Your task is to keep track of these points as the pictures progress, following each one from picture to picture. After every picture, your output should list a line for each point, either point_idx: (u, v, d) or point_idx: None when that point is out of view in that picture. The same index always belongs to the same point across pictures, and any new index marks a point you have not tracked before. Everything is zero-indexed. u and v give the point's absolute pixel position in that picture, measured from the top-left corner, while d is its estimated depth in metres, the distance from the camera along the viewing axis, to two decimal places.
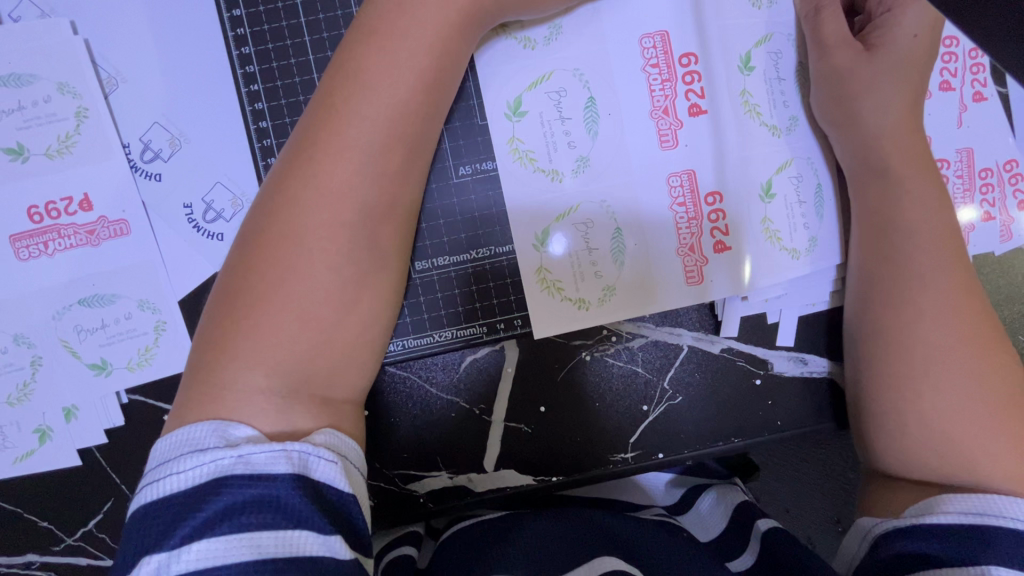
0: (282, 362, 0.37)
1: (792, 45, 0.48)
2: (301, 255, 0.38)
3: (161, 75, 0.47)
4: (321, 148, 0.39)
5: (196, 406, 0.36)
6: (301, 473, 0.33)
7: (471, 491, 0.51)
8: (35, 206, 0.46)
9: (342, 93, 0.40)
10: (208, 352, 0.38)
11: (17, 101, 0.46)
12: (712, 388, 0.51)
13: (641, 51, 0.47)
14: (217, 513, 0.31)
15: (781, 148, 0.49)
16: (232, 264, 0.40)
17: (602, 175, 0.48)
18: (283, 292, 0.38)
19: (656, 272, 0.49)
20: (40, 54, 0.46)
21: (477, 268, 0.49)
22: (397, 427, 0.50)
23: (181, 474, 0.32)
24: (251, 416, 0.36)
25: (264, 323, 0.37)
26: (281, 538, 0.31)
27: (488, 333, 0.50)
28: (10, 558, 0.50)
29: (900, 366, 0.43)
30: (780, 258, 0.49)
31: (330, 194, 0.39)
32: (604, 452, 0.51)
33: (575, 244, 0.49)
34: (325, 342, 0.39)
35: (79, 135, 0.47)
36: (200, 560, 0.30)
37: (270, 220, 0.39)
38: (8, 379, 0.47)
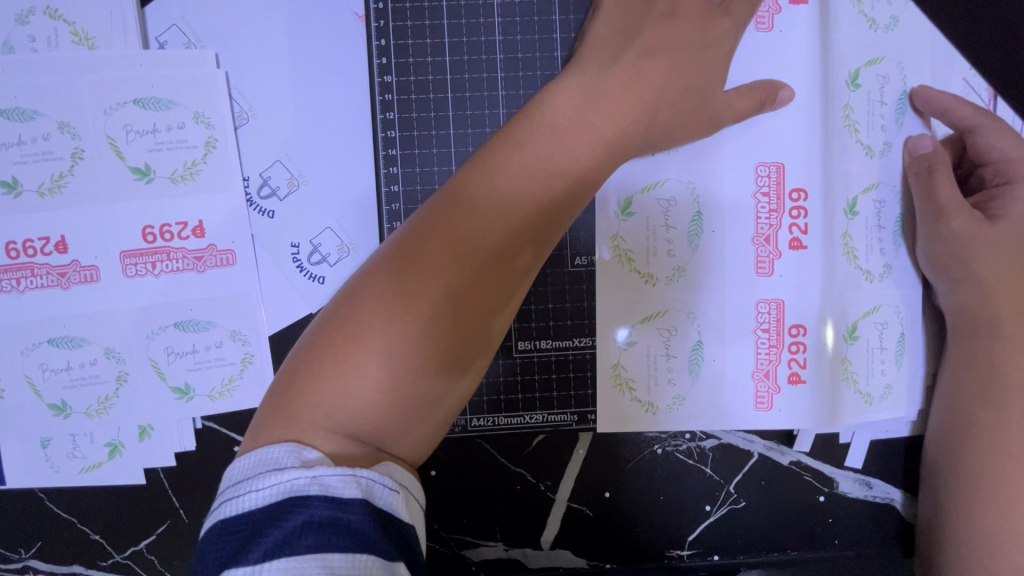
0: (357, 440, 0.35)
1: (895, 197, 0.49)
2: (389, 333, 0.35)
3: (291, 118, 0.48)
4: (445, 229, 0.38)
5: (267, 429, 0.35)
6: (368, 498, 0.32)
7: (524, 564, 0.51)
8: (150, 226, 0.47)
9: (475, 185, 0.40)
10: (285, 394, 0.36)
11: (152, 124, 0.47)
12: (775, 498, 0.52)
13: (756, 178, 0.49)
14: (292, 530, 0.29)
15: (875, 293, 0.49)
16: (328, 317, 0.38)
17: (697, 285, 0.49)
18: (370, 374, 0.35)
19: (729, 392, 0.50)
20: (182, 82, 0.47)
21: (575, 356, 0.50)
22: (461, 493, 0.50)
23: (257, 492, 0.31)
24: (321, 441, 0.34)
25: (341, 393, 0.35)
26: (350, 560, 0.29)
27: (576, 422, 0.50)
28: (54, 567, 0.49)
29: (995, 521, 0.44)
30: (853, 399, 0.50)
31: (442, 283, 0.37)
32: (661, 547, 0.51)
33: (657, 348, 0.50)
34: (390, 437, 0.36)
35: (205, 164, 0.47)
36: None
37: (372, 287, 0.37)
38: (91, 390, 0.47)
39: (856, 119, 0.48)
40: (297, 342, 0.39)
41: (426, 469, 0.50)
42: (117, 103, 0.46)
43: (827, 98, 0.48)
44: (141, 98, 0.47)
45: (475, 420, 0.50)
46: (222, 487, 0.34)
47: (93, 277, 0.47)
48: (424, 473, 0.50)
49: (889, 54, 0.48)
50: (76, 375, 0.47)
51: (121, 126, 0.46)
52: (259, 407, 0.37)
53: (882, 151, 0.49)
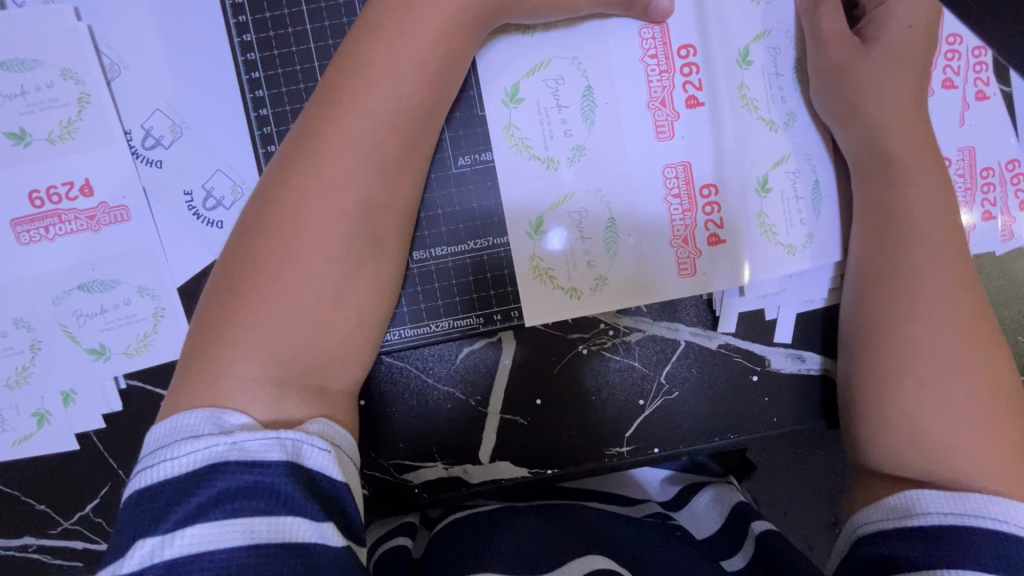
0: (270, 349, 0.35)
1: (790, 40, 0.48)
2: (291, 241, 0.36)
3: (160, 61, 0.47)
4: (324, 137, 0.38)
5: (188, 392, 0.34)
6: (295, 460, 0.32)
7: (466, 481, 0.51)
8: (36, 191, 0.47)
9: (345, 84, 0.39)
10: (207, 343, 0.35)
11: (19, 86, 0.46)
12: (708, 383, 0.51)
13: (641, 42, 0.47)
14: (209, 499, 0.29)
15: (779, 143, 0.48)
16: (231, 249, 0.38)
17: (597, 164, 0.48)
18: (284, 285, 0.36)
19: (654, 267, 0.49)
20: (43, 38, 0.46)
21: (474, 259, 0.49)
22: (393, 418, 0.50)
23: (174, 460, 0.31)
24: (247, 403, 0.34)
25: (262, 316, 0.35)
26: (273, 524, 0.29)
27: (484, 324, 0.50)
28: (7, 541, 0.50)
29: (912, 370, 0.42)
30: (775, 252, 0.49)
31: (338, 185, 0.37)
32: (600, 446, 0.52)
33: (570, 233, 0.49)
34: (316, 340, 0.37)
35: (81, 121, 0.47)
36: (192, 544, 0.28)
37: (268, 208, 0.37)
38: (7, 362, 0.48)
39: None
40: (206, 292, 0.38)
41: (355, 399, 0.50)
42: None
43: None
44: (4, 61, 0.46)
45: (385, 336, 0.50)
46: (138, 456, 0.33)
47: None
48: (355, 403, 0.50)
49: None
50: None
51: None
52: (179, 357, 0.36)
53: None
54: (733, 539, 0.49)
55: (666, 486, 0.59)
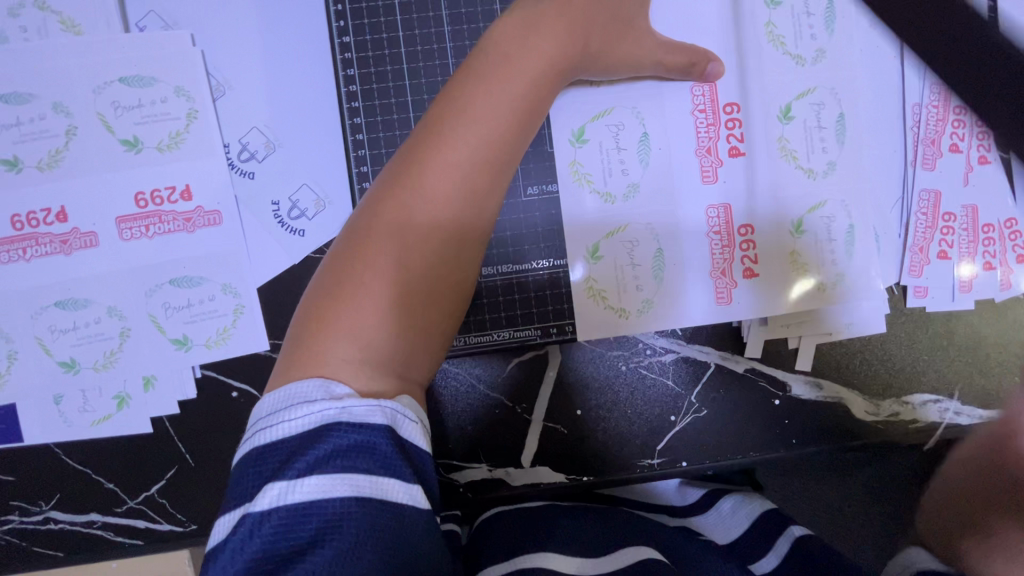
0: (365, 338, 0.39)
1: (835, 96, 0.55)
2: (394, 251, 0.41)
3: (264, 85, 0.53)
4: (425, 162, 0.43)
5: (299, 367, 0.38)
6: (393, 427, 0.36)
7: (507, 483, 0.55)
8: (141, 192, 0.52)
9: (445, 120, 0.45)
10: (311, 330, 0.40)
11: (137, 99, 0.51)
12: (734, 404, 0.56)
13: (692, 97, 0.54)
14: (324, 455, 0.33)
15: (816, 190, 0.55)
16: (337, 251, 0.43)
17: (650, 201, 0.54)
18: (381, 287, 0.40)
19: (690, 296, 0.54)
20: (163, 59, 0.52)
21: (533, 279, 0.54)
22: (449, 418, 0.55)
23: (291, 420, 0.35)
24: (348, 375, 0.37)
25: (361, 311, 0.39)
26: (377, 481, 0.33)
27: (540, 337, 0.55)
28: (73, 516, 0.53)
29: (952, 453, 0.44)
30: (807, 288, 0.55)
31: (434, 207, 0.43)
32: (633, 457, 0.56)
33: (621, 261, 0.54)
34: (399, 335, 0.41)
35: (188, 134, 0.52)
36: (311, 492, 0.32)
37: (375, 220, 0.42)
38: (97, 346, 0.52)
39: (781, 33, 0.54)
40: (309, 285, 0.43)
41: None
42: (104, 82, 0.51)
43: (744, 32, 0.54)
44: (127, 76, 0.51)
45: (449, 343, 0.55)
46: (251, 416, 0.37)
47: (92, 242, 0.51)
48: None
49: None
50: (82, 334, 0.51)
51: (110, 103, 0.51)
52: (285, 339, 0.41)
53: (813, 60, 0.54)
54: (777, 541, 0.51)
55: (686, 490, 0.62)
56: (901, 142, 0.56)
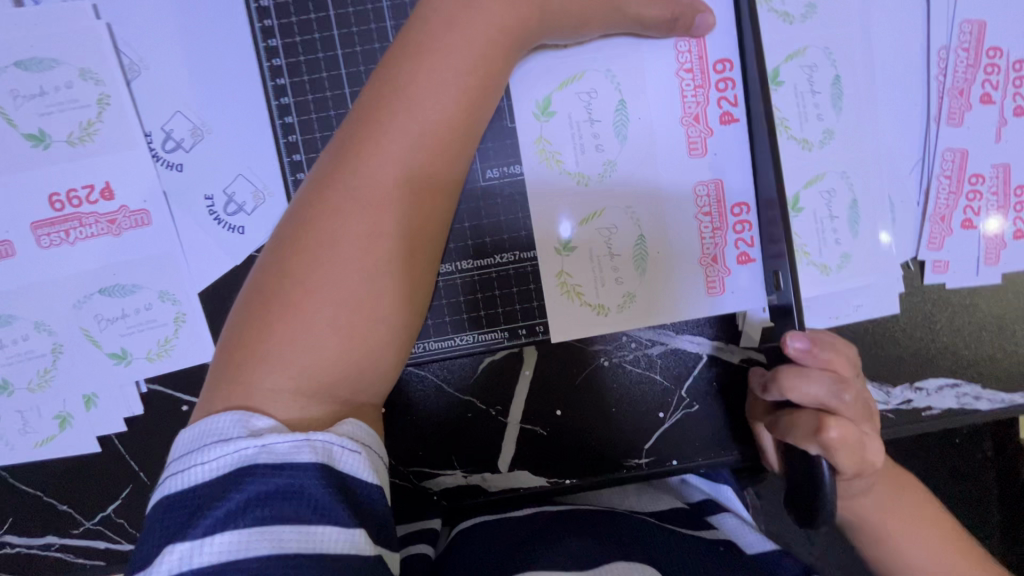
0: (302, 368, 0.33)
1: (825, 58, 0.47)
2: (331, 259, 0.35)
3: (182, 62, 0.46)
4: (365, 154, 0.37)
5: (222, 402, 0.33)
6: (326, 463, 0.30)
7: (485, 489, 0.52)
8: (56, 193, 0.46)
9: (384, 101, 0.38)
10: (236, 364, 0.34)
11: (39, 86, 0.45)
12: (729, 398, 0.51)
13: (676, 55, 0.46)
14: (239, 505, 0.28)
15: (814, 163, 0.48)
16: (265, 265, 0.36)
17: (630, 179, 0.47)
18: (319, 306, 0.34)
19: (680, 285, 0.49)
20: (63, 37, 0.45)
21: (500, 273, 0.49)
22: (417, 425, 0.51)
23: (203, 465, 0.30)
24: (278, 410, 0.32)
25: (296, 336, 0.34)
26: (304, 532, 0.28)
27: (509, 339, 0.50)
28: (30, 540, 0.51)
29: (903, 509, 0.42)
30: (809, 274, 0.49)
31: (377, 205, 0.37)
32: (619, 458, 0.52)
33: (599, 251, 0.48)
34: (345, 360, 0.35)
35: (100, 123, 0.46)
36: (224, 552, 0.27)
37: (308, 223, 0.36)
38: (29, 365, 0.48)
39: None
40: (233, 308, 0.36)
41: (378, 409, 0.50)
42: None
43: None
44: (22, 60, 0.45)
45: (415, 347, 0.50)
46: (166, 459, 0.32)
47: (8, 253, 0.46)
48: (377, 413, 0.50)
49: None
50: (11, 353, 0.47)
51: (7, 92, 0.45)
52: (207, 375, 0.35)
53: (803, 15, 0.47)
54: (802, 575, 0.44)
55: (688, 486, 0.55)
56: (923, 94, 0.48)
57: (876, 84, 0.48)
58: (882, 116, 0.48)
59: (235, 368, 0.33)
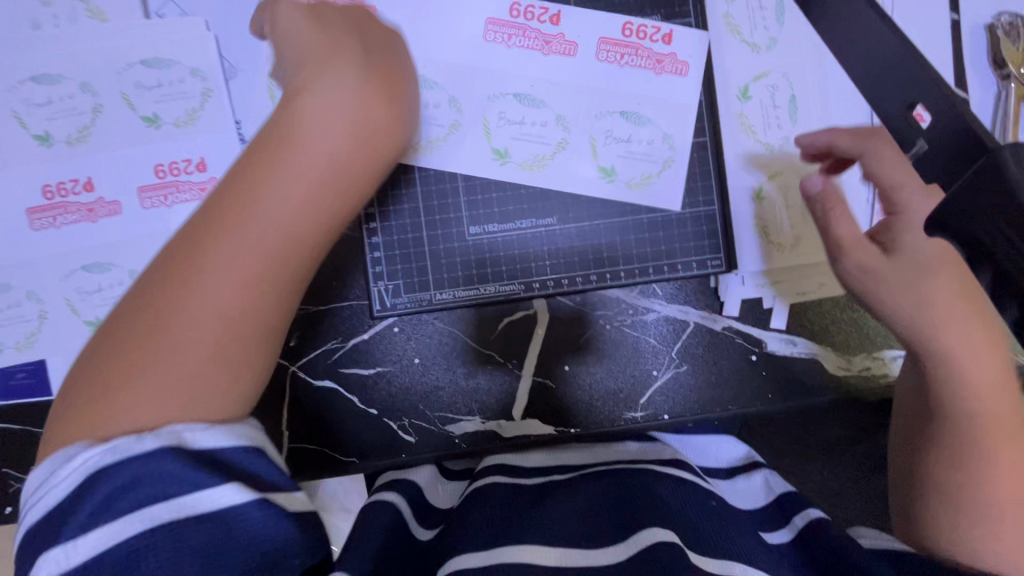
0: (183, 376, 0.34)
1: (785, 81, 0.58)
2: (210, 279, 0.36)
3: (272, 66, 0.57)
4: (255, 175, 0.38)
5: (69, 426, 0.33)
6: (175, 444, 0.32)
7: (499, 435, 0.59)
8: (160, 164, 0.56)
9: (278, 132, 0.40)
10: (97, 387, 0.34)
11: (156, 79, 0.56)
12: (713, 360, 0.60)
13: (599, 50, 0.58)
14: (98, 505, 0.30)
15: (774, 162, 0.59)
16: (141, 290, 0.37)
17: (631, 145, 0.58)
18: (201, 317, 0.35)
19: (673, 245, 0.58)
20: (180, 42, 0.56)
21: (519, 237, 0.58)
22: (441, 374, 0.59)
23: (55, 486, 0.31)
24: (148, 415, 0.33)
25: (172, 351, 0.34)
26: (174, 505, 0.31)
27: (524, 291, 0.58)
28: None
29: (971, 390, 0.44)
30: (766, 250, 0.59)
31: (266, 217, 0.37)
32: (617, 410, 0.60)
33: (611, 225, 0.58)
34: (205, 372, 0.35)
35: (203, 111, 0.57)
36: (97, 546, 0.30)
37: (187, 250, 0.37)
38: None
39: (738, 22, 0.58)
40: (94, 340, 0.37)
41: (411, 358, 0.58)
42: (126, 64, 0.56)
43: (709, 10, 0.58)
44: (146, 58, 0.56)
45: (441, 294, 0.58)
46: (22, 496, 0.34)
47: (116, 211, 0.56)
48: (410, 361, 0.58)
49: None
50: (106, 295, 0.56)
51: (132, 83, 0.55)
52: (56, 404, 0.35)
53: (767, 46, 0.58)
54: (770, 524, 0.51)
55: (722, 455, 0.62)
56: (869, 112, 0.59)
57: (834, 101, 0.59)
58: (837, 128, 0.59)
59: (95, 389, 0.34)
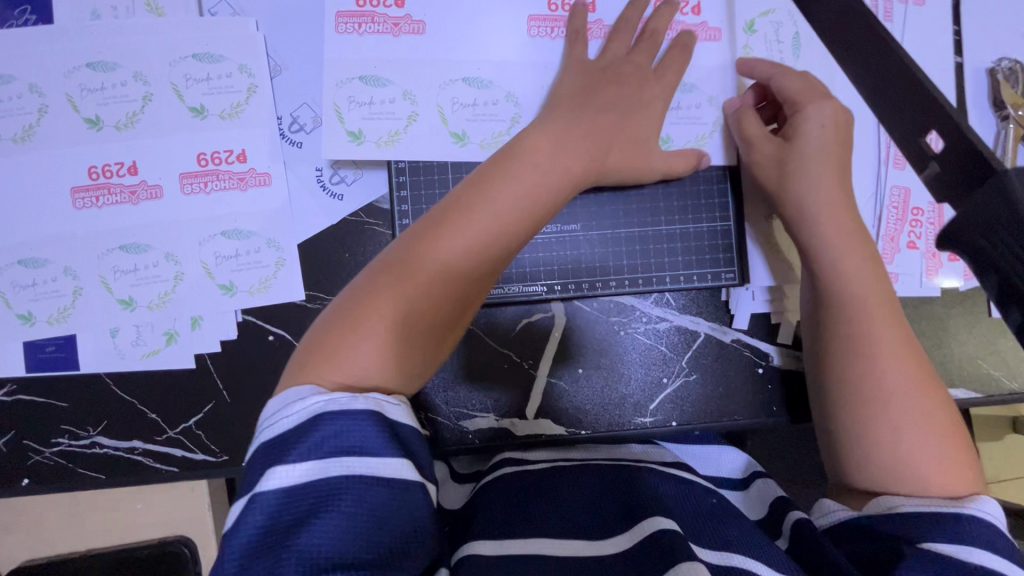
0: (396, 346, 0.43)
1: None
2: (422, 274, 0.45)
3: (315, 69, 0.60)
4: (469, 202, 0.48)
5: (311, 364, 0.41)
6: (378, 412, 0.38)
7: (512, 433, 0.61)
8: (203, 153, 0.59)
9: (499, 164, 0.51)
10: (333, 337, 0.43)
11: (206, 73, 0.59)
12: (721, 370, 0.62)
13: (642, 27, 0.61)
14: (314, 444, 0.37)
15: None
16: (373, 268, 0.46)
17: (689, 117, 0.61)
18: (410, 302, 0.44)
19: (690, 258, 0.60)
20: (230, 40, 0.59)
21: (544, 240, 0.59)
22: (459, 369, 0.61)
23: (291, 416, 0.38)
24: (376, 357, 0.42)
25: (387, 328, 0.43)
26: (366, 463, 0.36)
27: (546, 294, 0.60)
28: (118, 441, 0.59)
29: (868, 320, 0.50)
30: (775, 268, 0.61)
31: (461, 243, 0.47)
32: (627, 414, 0.61)
33: (633, 236, 0.60)
34: (406, 341, 0.44)
35: (247, 105, 0.59)
36: (309, 474, 0.36)
37: (413, 244, 0.46)
38: (153, 287, 0.58)
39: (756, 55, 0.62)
40: (331, 302, 0.45)
41: None
42: (178, 57, 0.58)
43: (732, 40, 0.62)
44: (198, 52, 0.59)
45: None
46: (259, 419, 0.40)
47: (157, 195, 0.58)
48: None
49: (779, 7, 0.62)
50: (141, 275, 0.58)
51: (182, 75, 0.58)
52: (296, 348, 0.44)
53: None
54: (762, 529, 0.52)
55: (734, 461, 0.63)
56: (875, 143, 0.63)
57: None
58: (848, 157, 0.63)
59: (334, 336, 0.42)
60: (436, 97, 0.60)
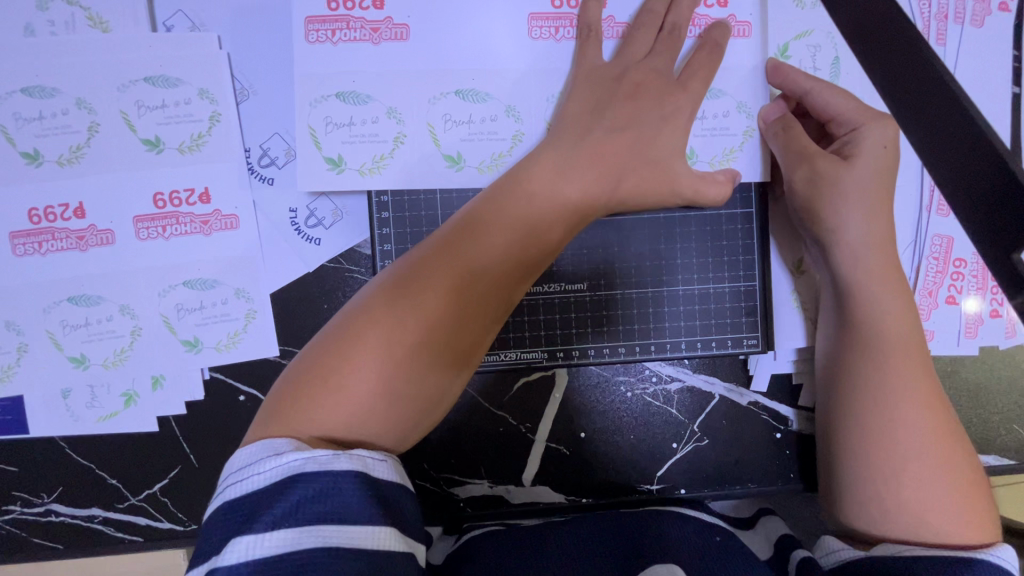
0: (371, 398, 0.36)
1: None
2: (406, 308, 0.38)
3: (287, 93, 0.53)
4: (472, 226, 0.42)
5: (279, 418, 0.36)
6: (361, 473, 0.33)
7: (506, 500, 0.56)
8: (160, 193, 0.52)
9: (509, 185, 0.46)
10: (307, 381, 0.37)
11: (161, 99, 0.51)
12: (736, 435, 0.57)
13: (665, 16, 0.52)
14: (287, 510, 0.31)
15: None
16: (362, 300, 0.40)
17: (718, 130, 0.53)
18: (389, 347, 0.37)
19: (708, 319, 0.54)
20: (188, 61, 0.51)
21: (546, 301, 0.54)
22: (449, 434, 0.55)
23: (261, 474, 0.32)
24: (347, 411, 0.36)
25: (362, 376, 0.36)
26: (346, 531, 0.31)
27: (547, 360, 0.54)
28: (74, 510, 0.53)
29: (900, 363, 0.46)
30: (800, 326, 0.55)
31: (453, 274, 0.40)
32: (632, 482, 0.56)
33: (645, 297, 0.54)
34: (383, 395, 0.36)
35: (209, 137, 0.52)
36: (278, 546, 0.30)
37: (403, 273, 0.40)
38: (107, 343, 0.52)
39: None
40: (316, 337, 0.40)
41: None
42: (128, 81, 0.51)
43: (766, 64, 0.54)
44: (151, 75, 0.51)
45: None
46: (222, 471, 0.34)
47: (108, 240, 0.51)
48: None
49: (818, 28, 0.55)
50: (94, 330, 0.52)
51: (133, 102, 0.51)
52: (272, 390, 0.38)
53: None
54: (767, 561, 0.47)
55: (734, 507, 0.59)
56: (917, 185, 0.56)
57: None
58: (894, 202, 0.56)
59: (308, 380, 0.37)
60: (427, 115, 0.52)
